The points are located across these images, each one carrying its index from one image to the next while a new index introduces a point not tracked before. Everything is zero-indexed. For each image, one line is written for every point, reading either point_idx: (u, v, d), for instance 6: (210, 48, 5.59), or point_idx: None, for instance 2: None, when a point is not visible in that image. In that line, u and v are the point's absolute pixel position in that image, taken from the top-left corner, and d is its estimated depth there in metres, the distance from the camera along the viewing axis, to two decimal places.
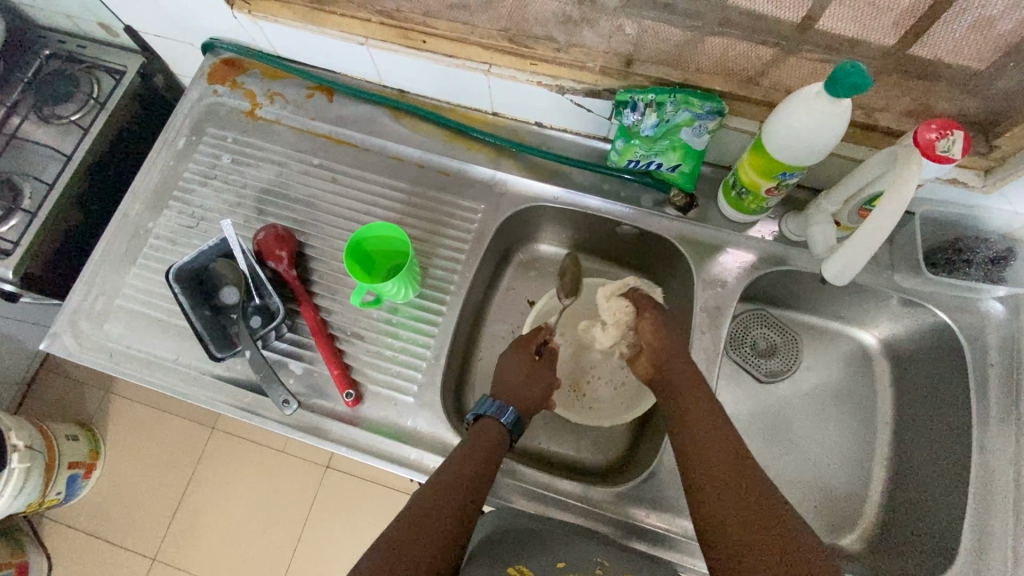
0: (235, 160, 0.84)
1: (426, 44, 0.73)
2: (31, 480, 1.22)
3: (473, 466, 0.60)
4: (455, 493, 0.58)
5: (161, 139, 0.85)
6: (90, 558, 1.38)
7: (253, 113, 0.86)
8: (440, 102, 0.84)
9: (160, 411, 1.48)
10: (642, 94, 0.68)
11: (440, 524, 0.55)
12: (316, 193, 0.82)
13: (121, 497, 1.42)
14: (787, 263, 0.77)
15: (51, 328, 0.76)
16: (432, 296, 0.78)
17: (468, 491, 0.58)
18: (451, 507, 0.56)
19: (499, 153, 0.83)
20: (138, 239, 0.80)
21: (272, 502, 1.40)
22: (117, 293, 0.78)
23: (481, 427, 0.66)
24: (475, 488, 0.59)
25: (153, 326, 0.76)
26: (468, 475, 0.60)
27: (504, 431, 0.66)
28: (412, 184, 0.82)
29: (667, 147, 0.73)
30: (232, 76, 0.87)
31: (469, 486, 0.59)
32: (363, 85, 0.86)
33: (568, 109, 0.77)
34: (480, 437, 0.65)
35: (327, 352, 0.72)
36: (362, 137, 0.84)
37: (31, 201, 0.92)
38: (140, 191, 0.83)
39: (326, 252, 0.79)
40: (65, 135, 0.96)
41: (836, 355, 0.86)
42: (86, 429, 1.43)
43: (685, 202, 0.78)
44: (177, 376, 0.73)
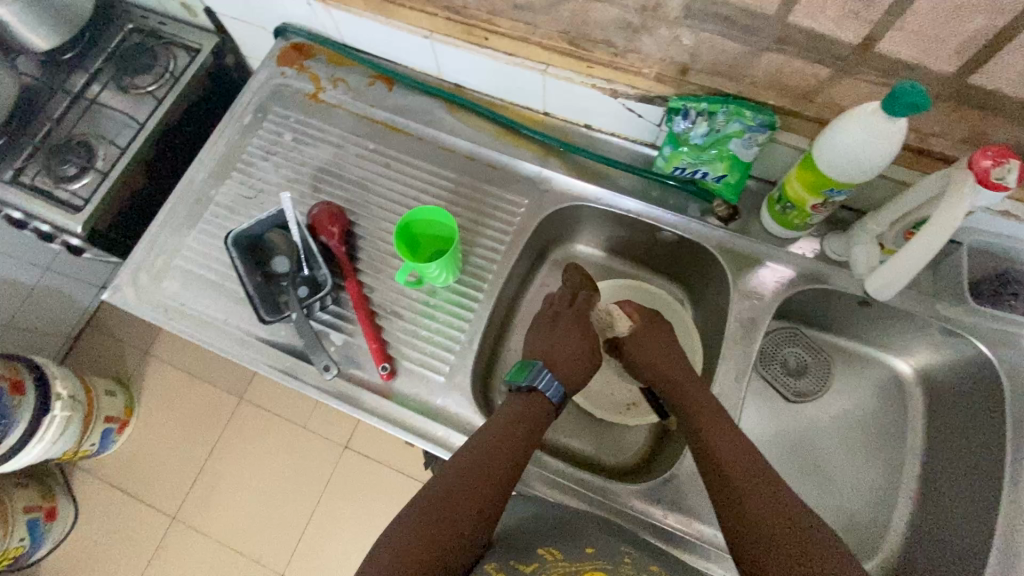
0: (296, 139, 0.88)
1: (488, 41, 0.76)
2: (69, 428, 1.34)
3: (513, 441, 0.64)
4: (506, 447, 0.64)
5: (228, 114, 0.90)
6: (118, 510, 1.49)
7: (317, 95, 0.90)
8: (495, 99, 0.87)
9: (193, 377, 1.60)
10: (695, 102, 0.69)
11: (473, 512, 0.59)
12: (369, 176, 0.85)
13: (151, 454, 1.54)
14: (826, 281, 0.76)
15: (113, 281, 0.80)
16: (470, 283, 0.80)
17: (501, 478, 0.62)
18: (487, 492, 0.60)
19: (547, 151, 0.85)
20: (200, 204, 0.85)
21: (289, 476, 1.50)
22: (177, 254, 0.82)
23: (530, 399, 0.71)
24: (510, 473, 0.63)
25: (207, 287, 0.80)
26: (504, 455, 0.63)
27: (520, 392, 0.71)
28: (460, 174, 0.85)
29: (715, 157, 0.74)
30: (300, 60, 0.92)
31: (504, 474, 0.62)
32: (423, 77, 0.89)
33: (621, 114, 0.79)
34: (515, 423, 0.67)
35: (367, 326, 0.75)
36: (417, 127, 0.87)
37: (104, 162, 0.98)
38: (206, 160, 0.87)
39: (373, 232, 0.82)
40: (139, 104, 1.02)
41: (868, 381, 0.85)
42: (122, 386, 1.55)
43: (727, 213, 0.79)
44: (224, 335, 0.77)
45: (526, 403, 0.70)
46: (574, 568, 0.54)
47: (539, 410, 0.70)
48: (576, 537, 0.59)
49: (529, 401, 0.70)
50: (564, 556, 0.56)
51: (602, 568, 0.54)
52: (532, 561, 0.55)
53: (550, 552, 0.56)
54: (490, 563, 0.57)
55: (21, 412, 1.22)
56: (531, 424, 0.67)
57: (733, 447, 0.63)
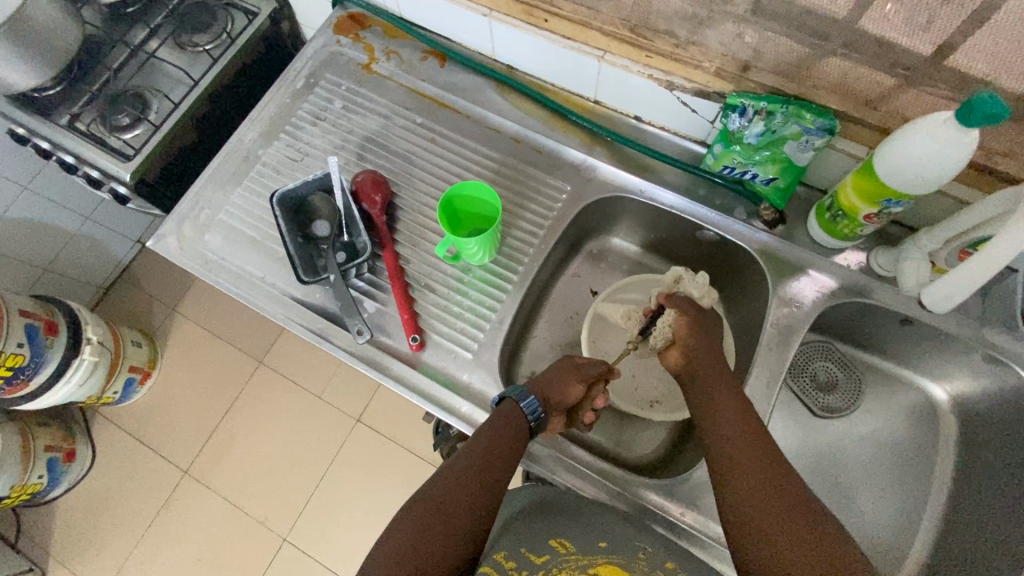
0: (345, 107, 0.88)
1: (547, 23, 0.76)
2: (96, 373, 1.39)
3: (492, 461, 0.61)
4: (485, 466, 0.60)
5: (281, 77, 0.90)
6: (135, 458, 1.54)
7: (369, 66, 0.91)
8: (546, 83, 0.86)
9: (217, 338, 1.64)
10: (754, 100, 0.67)
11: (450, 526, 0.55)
12: (414, 149, 0.86)
13: (170, 408, 1.58)
14: (869, 296, 0.74)
15: (159, 229, 0.81)
16: (505, 264, 0.80)
17: (489, 483, 0.60)
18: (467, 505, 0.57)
19: (594, 140, 0.84)
20: (248, 162, 0.85)
21: (299, 444, 1.53)
22: (221, 208, 0.83)
23: (500, 414, 0.66)
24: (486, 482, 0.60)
25: (247, 244, 0.81)
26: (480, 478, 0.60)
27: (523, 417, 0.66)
28: (504, 154, 0.85)
29: (767, 159, 0.72)
30: (356, 30, 0.92)
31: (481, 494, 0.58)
32: (476, 56, 0.89)
33: (674, 108, 0.78)
34: (491, 433, 0.64)
35: (401, 297, 0.76)
36: (466, 104, 0.87)
37: (157, 115, 1.00)
38: (257, 120, 0.88)
39: (414, 205, 0.83)
40: (195, 61, 1.04)
41: (899, 404, 0.84)
42: (148, 339, 1.59)
43: (773, 217, 0.76)
44: (261, 291, 0.78)
45: (506, 416, 0.66)
46: (587, 562, 0.54)
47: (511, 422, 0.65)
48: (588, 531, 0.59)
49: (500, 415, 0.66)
50: (578, 548, 0.56)
51: (614, 562, 0.54)
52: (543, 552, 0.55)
53: (561, 545, 0.56)
54: (499, 553, 0.56)
55: (54, 352, 1.27)
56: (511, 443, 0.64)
57: (748, 437, 0.59)
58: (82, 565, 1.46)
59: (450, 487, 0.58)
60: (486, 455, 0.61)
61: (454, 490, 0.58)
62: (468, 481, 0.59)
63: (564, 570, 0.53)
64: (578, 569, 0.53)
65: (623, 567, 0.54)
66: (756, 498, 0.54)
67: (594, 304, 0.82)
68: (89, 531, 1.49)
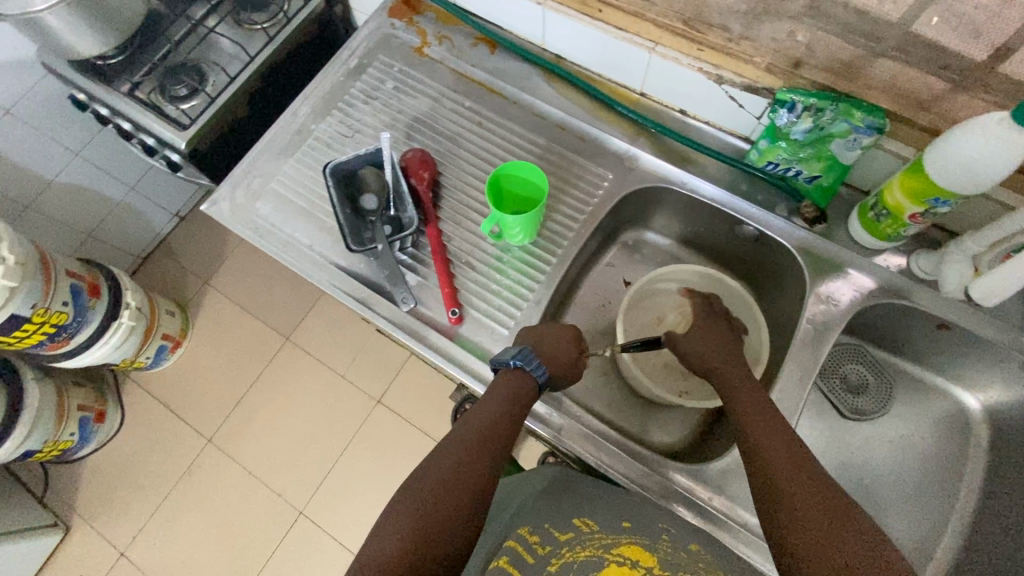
0: (396, 88, 0.91)
1: (601, 13, 0.78)
2: (132, 337, 1.44)
3: (492, 432, 0.62)
4: (486, 439, 0.62)
5: (336, 56, 0.93)
6: (161, 423, 1.59)
7: (421, 49, 0.93)
8: (594, 74, 0.88)
9: (246, 313, 1.68)
10: (804, 96, 0.68)
11: (455, 494, 0.56)
12: (462, 131, 0.88)
13: (197, 378, 1.62)
14: (907, 298, 0.74)
15: (213, 193, 0.84)
16: (545, 246, 0.81)
17: (490, 454, 0.61)
18: (469, 473, 0.58)
19: (639, 131, 0.86)
20: (300, 136, 0.88)
21: (320, 421, 1.56)
22: (273, 178, 0.86)
23: (509, 380, 0.68)
24: (488, 453, 0.61)
25: (297, 213, 0.84)
26: (481, 448, 0.61)
27: (535, 386, 0.68)
28: (549, 141, 0.86)
29: (812, 156, 0.73)
30: (410, 14, 0.95)
31: (482, 463, 0.59)
32: (526, 44, 0.91)
33: (721, 102, 0.79)
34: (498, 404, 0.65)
35: (442, 271, 0.78)
36: (514, 90, 0.89)
37: (213, 88, 1.03)
38: (312, 95, 0.91)
39: (459, 184, 0.85)
40: (251, 38, 1.07)
41: (928, 410, 0.83)
42: (181, 309, 1.63)
43: (813, 215, 0.77)
44: (308, 259, 0.81)
45: (508, 387, 0.67)
46: (611, 541, 0.55)
47: (523, 390, 0.67)
48: (616, 511, 0.60)
49: (511, 383, 0.68)
50: (602, 528, 0.57)
51: (637, 543, 0.54)
52: (566, 530, 0.56)
53: (585, 523, 0.57)
54: (523, 527, 0.58)
55: (95, 313, 1.32)
56: (512, 417, 0.64)
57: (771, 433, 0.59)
58: (105, 523, 1.50)
59: (461, 455, 0.59)
60: (489, 429, 0.62)
61: (464, 459, 0.59)
62: (478, 451, 0.60)
63: (587, 546, 0.54)
64: (602, 548, 0.54)
65: (644, 547, 0.54)
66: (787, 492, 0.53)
67: (630, 292, 0.83)
68: (113, 490, 1.53)
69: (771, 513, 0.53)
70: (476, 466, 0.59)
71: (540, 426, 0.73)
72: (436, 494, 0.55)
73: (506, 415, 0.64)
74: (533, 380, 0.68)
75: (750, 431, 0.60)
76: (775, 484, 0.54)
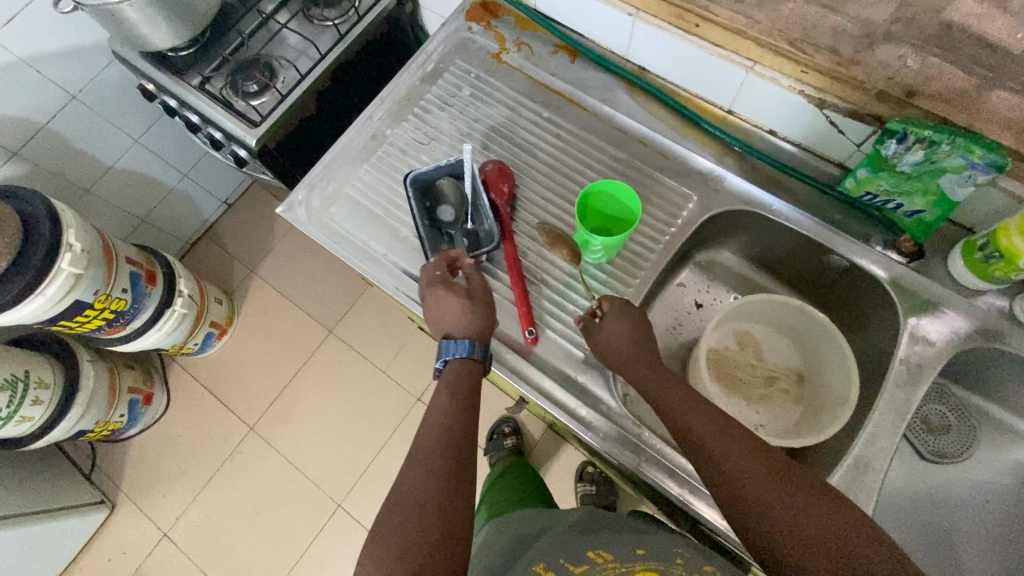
0: (472, 95, 0.89)
1: (698, 28, 0.74)
2: (183, 324, 1.46)
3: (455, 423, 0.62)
4: (454, 433, 0.62)
5: (413, 58, 0.91)
6: (205, 410, 1.61)
7: (499, 55, 0.91)
8: (679, 89, 0.85)
9: (291, 304, 1.69)
10: (918, 128, 0.64)
11: (441, 499, 0.55)
12: (540, 143, 0.86)
13: (241, 365, 1.65)
14: (1009, 343, 0.71)
15: (289, 197, 0.83)
16: (624, 267, 0.79)
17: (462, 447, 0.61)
18: (448, 471, 0.58)
19: (725, 151, 0.83)
20: (376, 141, 0.87)
21: (360, 416, 1.57)
22: (348, 183, 0.85)
23: (457, 373, 0.68)
24: (460, 445, 0.61)
25: (372, 221, 0.83)
26: (450, 442, 0.60)
27: (475, 361, 0.69)
28: (630, 157, 0.84)
29: (917, 189, 0.70)
30: (487, 18, 0.93)
31: (451, 457, 0.59)
32: (608, 55, 0.88)
33: (819, 127, 0.75)
34: (451, 393, 0.65)
35: (519, 289, 0.76)
36: (594, 102, 0.87)
37: (283, 84, 1.03)
38: (387, 99, 0.89)
39: (535, 199, 0.83)
40: (322, 35, 1.06)
41: (1014, 458, 0.80)
42: (227, 297, 1.65)
43: (912, 250, 0.74)
44: (383, 269, 0.80)
45: (456, 375, 0.67)
46: (626, 568, 0.54)
47: (468, 374, 0.68)
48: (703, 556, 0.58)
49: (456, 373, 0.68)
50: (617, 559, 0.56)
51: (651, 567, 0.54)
52: (582, 562, 0.56)
53: (601, 556, 0.57)
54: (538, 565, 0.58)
55: (151, 300, 1.33)
56: (468, 400, 0.65)
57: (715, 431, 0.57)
58: (149, 503, 1.54)
59: (432, 456, 0.59)
60: (454, 422, 0.62)
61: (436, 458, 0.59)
62: (449, 446, 0.60)
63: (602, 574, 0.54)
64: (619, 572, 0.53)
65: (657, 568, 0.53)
66: (755, 491, 0.51)
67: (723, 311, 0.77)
68: (158, 472, 1.57)
69: (748, 517, 0.51)
70: (452, 462, 0.59)
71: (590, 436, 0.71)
72: (413, 505, 0.54)
73: (462, 399, 0.65)
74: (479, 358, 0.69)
75: (698, 432, 0.58)
76: (740, 483, 0.52)
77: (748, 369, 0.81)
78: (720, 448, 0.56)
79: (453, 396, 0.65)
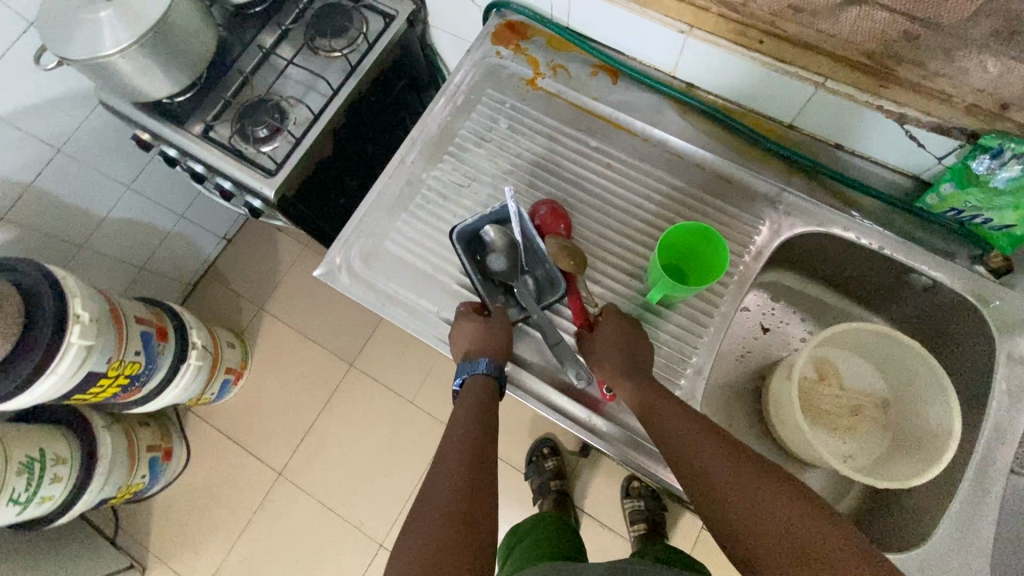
0: (511, 128, 0.82)
1: (762, 45, 0.68)
2: (199, 376, 1.38)
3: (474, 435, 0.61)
4: (474, 444, 0.60)
5: (442, 91, 0.84)
6: (230, 459, 1.55)
7: (534, 81, 0.84)
8: (734, 105, 0.80)
9: (307, 339, 1.62)
10: (1017, 143, 0.60)
11: (467, 507, 0.53)
12: (591, 175, 0.80)
13: (262, 408, 1.58)
14: None
15: (328, 259, 0.77)
16: (698, 305, 0.75)
17: (483, 461, 0.59)
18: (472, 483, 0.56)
19: (790, 171, 0.79)
20: (412, 187, 0.81)
21: (393, 450, 1.51)
22: (388, 237, 0.79)
23: (468, 393, 0.67)
24: (480, 456, 0.59)
25: (421, 277, 0.77)
26: (469, 452, 0.59)
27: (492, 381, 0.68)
28: (689, 184, 0.79)
29: (1008, 206, 0.66)
30: (516, 40, 0.85)
31: (476, 468, 0.58)
32: (652, 73, 0.82)
33: (895, 141, 0.71)
34: (470, 410, 0.64)
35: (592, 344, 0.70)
36: (643, 126, 0.81)
37: (296, 126, 0.95)
38: (418, 138, 0.82)
39: (594, 238, 0.77)
40: (330, 68, 0.98)
41: None
42: (240, 340, 1.57)
43: (1001, 265, 0.72)
44: (441, 330, 0.75)
45: (476, 393, 0.66)
46: None
47: (485, 394, 0.67)
48: None
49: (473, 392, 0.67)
50: None
51: None
52: None
53: None
54: None
55: (165, 357, 1.26)
56: (488, 415, 0.64)
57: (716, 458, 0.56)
58: (183, 562, 1.47)
59: (450, 467, 0.57)
60: (473, 433, 0.61)
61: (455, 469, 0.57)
62: (469, 457, 0.59)
63: None
64: None
65: None
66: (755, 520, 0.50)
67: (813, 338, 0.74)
68: (187, 528, 1.50)
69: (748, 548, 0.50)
70: (472, 472, 0.57)
71: (604, 447, 0.71)
72: (434, 513, 0.53)
73: (480, 413, 0.64)
74: (493, 377, 0.68)
75: (694, 459, 0.57)
76: (738, 511, 0.51)
77: (832, 400, 0.81)
78: (719, 475, 0.54)
79: (473, 412, 0.64)
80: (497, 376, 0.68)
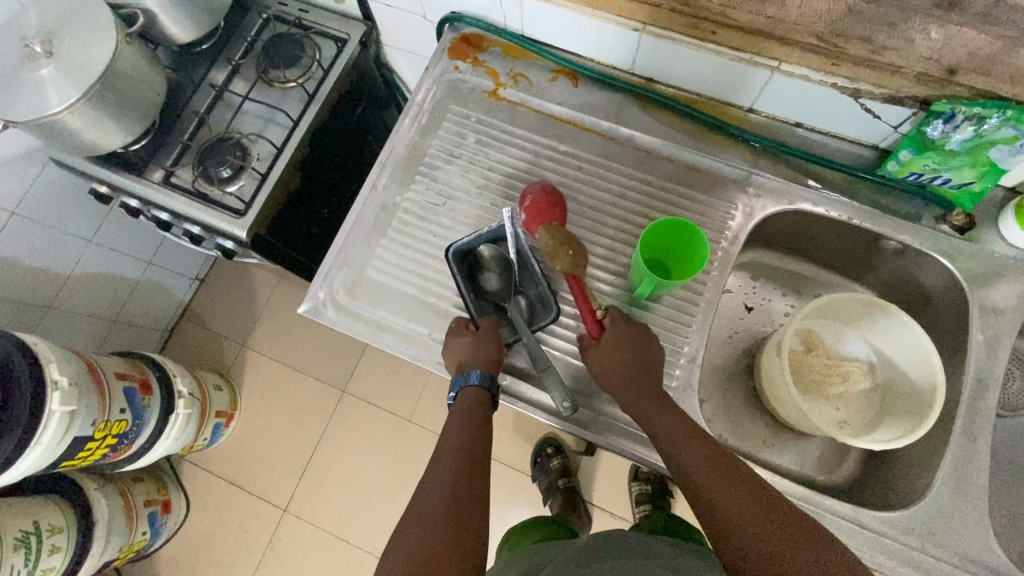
0: (479, 141, 0.82)
1: (715, 36, 0.69)
2: (189, 424, 1.35)
3: (466, 445, 0.62)
4: (466, 455, 0.61)
5: (405, 112, 0.84)
6: (231, 502, 1.52)
7: (496, 92, 0.84)
8: (694, 95, 0.81)
9: (296, 371, 1.60)
10: (967, 106, 0.63)
11: (459, 516, 0.54)
12: (563, 179, 0.80)
13: (258, 446, 1.55)
14: None
15: (311, 295, 0.76)
16: (683, 295, 0.76)
17: (475, 472, 0.60)
18: (465, 494, 0.57)
19: (757, 153, 0.80)
20: (387, 212, 0.80)
21: (397, 470, 1.51)
22: (369, 265, 0.78)
23: (461, 405, 0.67)
24: (473, 467, 0.60)
25: (408, 302, 0.76)
26: (461, 462, 0.60)
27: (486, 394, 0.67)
28: (660, 178, 0.80)
29: (965, 164, 0.69)
30: (473, 53, 0.85)
31: (467, 480, 0.58)
32: (611, 71, 0.83)
33: (853, 114, 0.73)
34: (460, 423, 0.65)
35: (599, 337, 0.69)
36: (608, 125, 0.82)
37: (259, 162, 0.93)
38: (387, 162, 0.82)
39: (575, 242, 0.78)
40: (287, 98, 0.96)
41: None
42: (227, 381, 1.54)
43: (963, 223, 0.74)
44: (435, 352, 0.75)
45: (468, 405, 0.66)
46: None
47: (477, 408, 0.66)
48: None
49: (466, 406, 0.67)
50: None
51: None
52: None
53: None
54: None
55: (151, 411, 1.22)
56: (479, 426, 0.64)
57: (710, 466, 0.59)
58: None
59: (443, 478, 0.59)
60: (465, 444, 0.62)
61: (448, 480, 0.58)
62: (460, 468, 0.60)
63: None
64: None
65: None
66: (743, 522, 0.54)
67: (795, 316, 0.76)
68: None
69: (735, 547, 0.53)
70: (464, 483, 0.58)
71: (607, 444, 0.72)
72: (426, 523, 0.54)
73: (471, 423, 0.64)
74: (486, 390, 0.67)
75: (690, 465, 0.60)
76: (727, 516, 0.55)
77: (821, 369, 0.82)
78: (714, 481, 0.58)
79: (466, 423, 0.65)
80: (488, 386, 0.67)
